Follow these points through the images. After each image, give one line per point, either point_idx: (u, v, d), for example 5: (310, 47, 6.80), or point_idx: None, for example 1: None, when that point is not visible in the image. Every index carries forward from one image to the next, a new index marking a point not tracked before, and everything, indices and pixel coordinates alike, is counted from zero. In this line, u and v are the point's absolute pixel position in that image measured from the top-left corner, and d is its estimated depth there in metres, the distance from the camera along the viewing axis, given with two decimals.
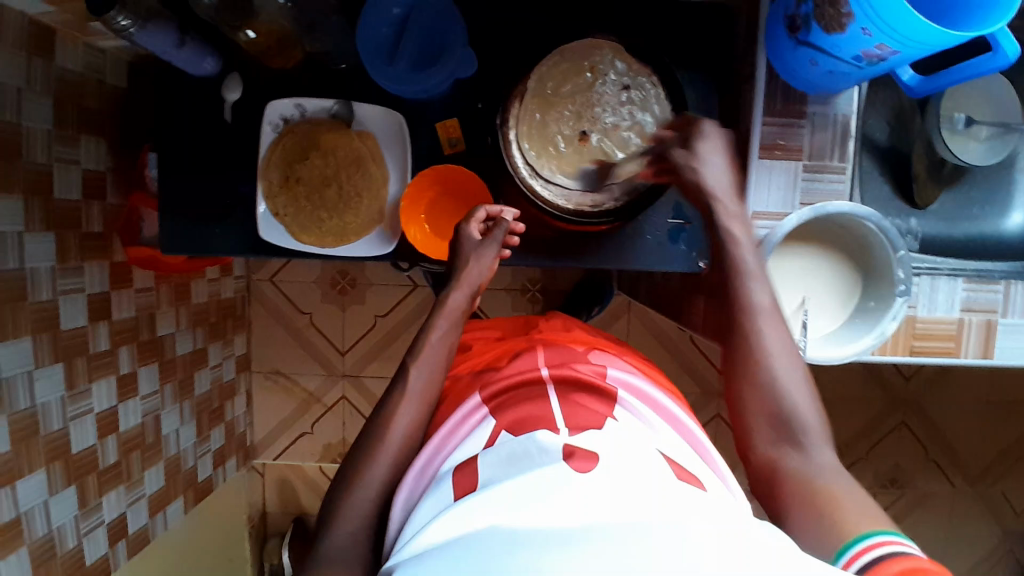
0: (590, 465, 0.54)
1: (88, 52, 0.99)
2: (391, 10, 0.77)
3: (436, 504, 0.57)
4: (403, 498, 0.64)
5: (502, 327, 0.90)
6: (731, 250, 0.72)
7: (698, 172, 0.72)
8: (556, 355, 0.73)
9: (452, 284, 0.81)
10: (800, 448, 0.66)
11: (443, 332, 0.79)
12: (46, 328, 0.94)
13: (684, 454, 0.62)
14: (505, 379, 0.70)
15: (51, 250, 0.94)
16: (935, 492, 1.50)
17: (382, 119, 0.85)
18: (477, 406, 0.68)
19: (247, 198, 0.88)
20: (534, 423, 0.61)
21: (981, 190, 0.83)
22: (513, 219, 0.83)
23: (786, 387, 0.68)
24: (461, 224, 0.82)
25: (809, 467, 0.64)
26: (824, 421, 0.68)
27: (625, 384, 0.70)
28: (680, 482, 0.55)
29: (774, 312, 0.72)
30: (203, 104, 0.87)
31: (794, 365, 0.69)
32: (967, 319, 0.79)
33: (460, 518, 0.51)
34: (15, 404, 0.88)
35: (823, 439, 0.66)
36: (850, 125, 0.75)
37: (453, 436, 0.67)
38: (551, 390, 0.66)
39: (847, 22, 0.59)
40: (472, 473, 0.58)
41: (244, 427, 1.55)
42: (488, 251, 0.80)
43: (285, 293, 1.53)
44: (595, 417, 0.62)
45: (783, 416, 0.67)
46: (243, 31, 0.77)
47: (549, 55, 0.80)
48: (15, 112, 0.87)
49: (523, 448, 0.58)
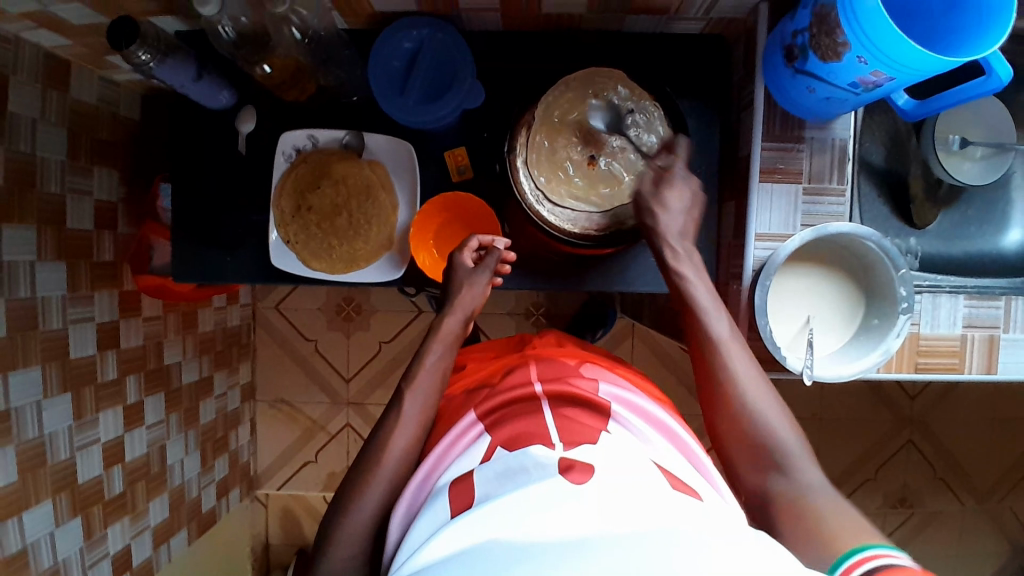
0: (586, 479, 0.55)
1: (102, 85, 1.02)
2: (403, 44, 0.80)
3: (434, 520, 0.58)
4: (401, 514, 0.65)
5: (496, 347, 0.91)
6: (684, 288, 0.76)
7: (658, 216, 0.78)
8: (548, 369, 0.74)
9: (447, 307, 0.82)
10: (781, 471, 0.66)
11: (438, 356, 0.78)
12: (56, 357, 0.94)
13: (677, 464, 0.63)
14: (508, 393, 0.70)
15: (62, 280, 0.96)
16: (945, 512, 1.49)
17: (392, 149, 0.87)
18: (471, 423, 0.68)
19: (256, 225, 0.90)
20: (528, 439, 0.61)
21: (977, 209, 0.86)
22: (505, 249, 0.84)
23: (761, 411, 0.70)
24: (455, 252, 0.84)
25: (797, 483, 0.65)
26: (804, 440, 0.69)
27: (621, 400, 0.70)
28: (675, 491, 0.55)
29: (736, 339, 0.74)
30: (215, 135, 0.90)
31: (765, 387, 0.71)
32: (969, 336, 0.80)
33: (462, 532, 0.52)
34: (23, 434, 0.89)
35: (808, 459, 0.67)
36: (847, 149, 0.76)
37: (449, 453, 0.67)
38: (545, 406, 0.67)
39: (843, 51, 0.61)
40: (467, 487, 0.58)
41: (247, 456, 1.54)
42: (480, 278, 0.82)
43: (291, 320, 1.54)
44: (587, 430, 0.63)
45: (764, 442, 0.68)
46: (259, 67, 0.79)
47: (555, 85, 0.82)
48: (30, 143, 0.89)
49: (518, 464, 0.58)
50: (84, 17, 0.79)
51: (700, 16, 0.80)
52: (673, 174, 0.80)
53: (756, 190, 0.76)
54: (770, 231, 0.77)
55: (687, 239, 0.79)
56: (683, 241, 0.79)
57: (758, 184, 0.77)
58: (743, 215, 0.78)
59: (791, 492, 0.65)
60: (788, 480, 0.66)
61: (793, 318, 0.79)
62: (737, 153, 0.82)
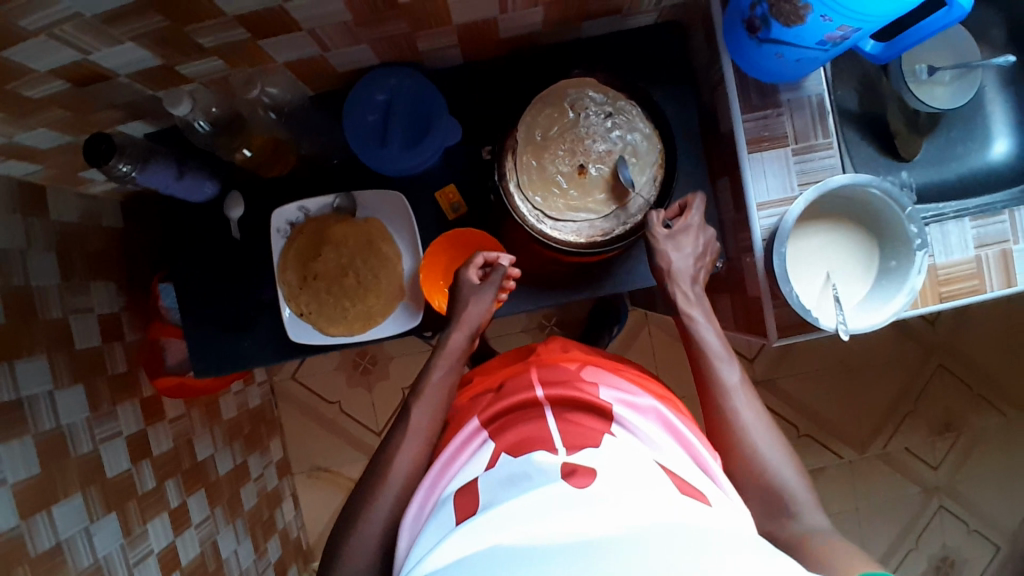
0: (590, 481, 0.57)
1: (81, 202, 1.03)
2: (375, 97, 0.82)
3: (439, 528, 0.60)
4: (407, 527, 0.67)
5: (502, 359, 0.90)
6: (693, 334, 0.81)
7: (666, 255, 0.81)
8: (551, 374, 0.76)
9: (452, 324, 0.83)
10: (791, 516, 0.69)
11: (444, 373, 0.81)
12: (93, 480, 0.93)
13: (681, 464, 0.65)
14: (503, 401, 0.73)
15: (83, 402, 0.95)
16: (991, 427, 1.49)
17: (384, 201, 0.87)
18: (476, 429, 0.72)
19: (267, 303, 0.90)
20: (532, 444, 0.65)
21: (959, 129, 0.86)
22: (510, 265, 0.85)
23: (770, 462, 0.72)
24: (460, 269, 0.85)
25: (804, 532, 0.67)
26: (810, 485, 0.71)
27: (623, 401, 0.73)
28: (684, 496, 0.57)
29: (747, 387, 0.78)
30: (206, 226, 0.90)
31: (773, 437, 0.74)
32: (984, 255, 0.81)
33: (466, 540, 0.54)
34: (79, 563, 0.87)
35: (813, 508, 0.69)
36: (825, 103, 0.78)
37: (450, 467, 0.70)
38: (548, 411, 0.70)
39: (806, 14, 0.62)
40: (471, 496, 0.61)
41: (298, 532, 1.52)
42: (487, 293, 0.82)
43: (310, 387, 1.54)
44: (593, 434, 0.66)
45: (771, 492, 0.70)
46: (239, 151, 0.82)
47: (530, 105, 0.84)
48: (23, 275, 0.89)
49: (522, 469, 0.61)
50: (52, 139, 0.79)
51: (653, 7, 0.82)
52: (687, 223, 0.82)
53: (748, 162, 0.77)
54: (771, 198, 0.78)
55: (699, 284, 0.82)
56: (693, 287, 0.82)
57: (748, 155, 0.77)
58: (740, 188, 0.79)
59: (801, 536, 0.67)
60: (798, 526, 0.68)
61: (811, 278, 0.79)
62: (718, 130, 0.83)
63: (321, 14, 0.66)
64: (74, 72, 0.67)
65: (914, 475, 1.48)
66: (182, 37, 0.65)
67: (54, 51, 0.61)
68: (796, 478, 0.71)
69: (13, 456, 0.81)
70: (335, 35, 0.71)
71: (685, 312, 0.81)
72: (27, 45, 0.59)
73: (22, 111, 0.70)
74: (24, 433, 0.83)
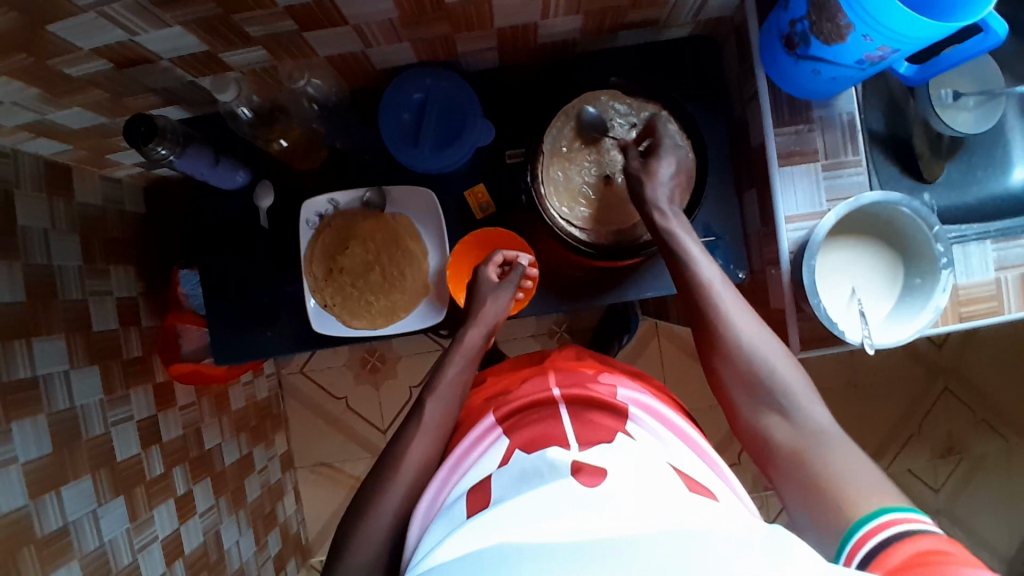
0: (598, 480, 0.57)
1: (105, 185, 1.03)
2: (412, 95, 0.85)
3: (452, 521, 0.60)
4: (418, 518, 0.68)
5: (517, 362, 0.91)
6: (674, 246, 0.77)
7: (646, 183, 0.80)
8: (566, 376, 0.77)
9: (468, 321, 0.85)
10: (785, 415, 0.68)
11: (458, 369, 0.82)
12: (103, 463, 0.92)
13: (690, 463, 0.65)
14: (519, 400, 0.74)
15: (97, 384, 0.95)
16: (993, 452, 1.50)
17: (412, 199, 0.88)
18: (491, 426, 0.72)
19: (290, 294, 0.91)
20: (545, 441, 0.65)
21: (981, 153, 0.88)
22: (528, 265, 0.88)
23: (761, 355, 0.70)
24: (478, 267, 0.88)
25: (799, 434, 0.66)
26: (803, 374, 0.70)
27: (638, 402, 0.74)
28: (694, 495, 0.57)
29: (729, 287, 0.75)
30: (233, 214, 0.91)
31: (762, 331, 0.72)
32: (1003, 278, 0.82)
33: (475, 535, 0.54)
34: (84, 546, 0.86)
35: (808, 399, 0.68)
36: (855, 122, 0.79)
37: (463, 462, 0.71)
38: (564, 410, 0.71)
39: (847, 32, 0.64)
40: (484, 492, 0.61)
41: (297, 526, 1.51)
42: (504, 292, 0.85)
43: (317, 381, 1.54)
44: (606, 431, 0.66)
45: (764, 387, 0.69)
46: (276, 142, 0.84)
47: (555, 117, 0.85)
48: (46, 255, 0.89)
49: (535, 466, 0.61)
50: (85, 119, 0.80)
51: (688, 20, 0.84)
52: (661, 145, 0.82)
53: (778, 175, 0.78)
54: (800, 212, 0.79)
55: (675, 204, 0.80)
56: (672, 207, 0.80)
57: (779, 169, 0.79)
58: (769, 201, 0.80)
59: (797, 438, 0.66)
60: (791, 425, 0.67)
61: (837, 291, 0.80)
62: (748, 144, 0.84)
63: (368, 11, 0.67)
64: (116, 53, 0.67)
65: (914, 497, 1.48)
66: (229, 25, 0.66)
67: (101, 30, 0.62)
68: (789, 368, 0.70)
69: (27, 435, 0.81)
70: (378, 33, 0.73)
71: (665, 226, 0.78)
72: (74, 22, 0.60)
73: (61, 89, 0.71)
74: (37, 413, 0.83)
